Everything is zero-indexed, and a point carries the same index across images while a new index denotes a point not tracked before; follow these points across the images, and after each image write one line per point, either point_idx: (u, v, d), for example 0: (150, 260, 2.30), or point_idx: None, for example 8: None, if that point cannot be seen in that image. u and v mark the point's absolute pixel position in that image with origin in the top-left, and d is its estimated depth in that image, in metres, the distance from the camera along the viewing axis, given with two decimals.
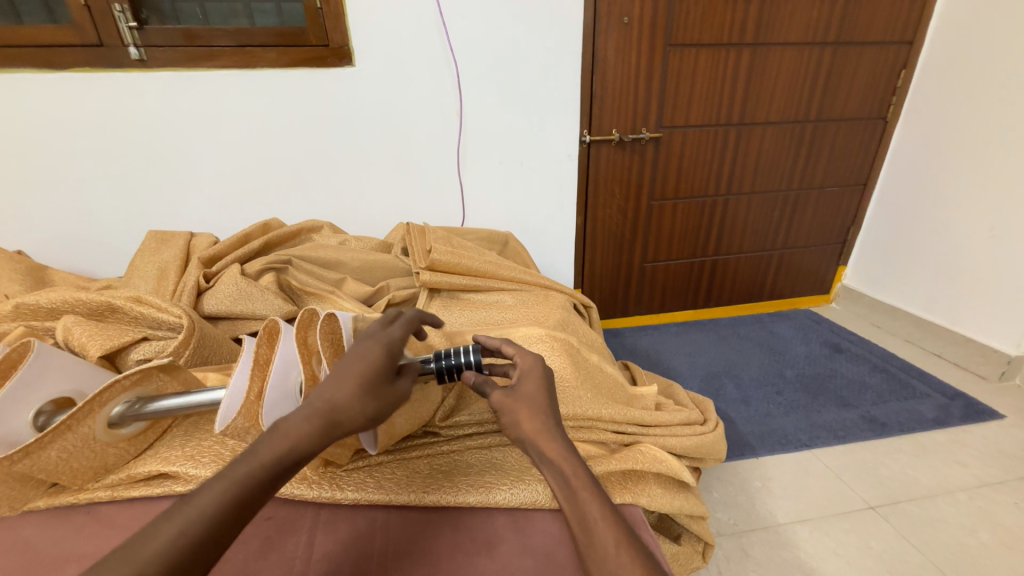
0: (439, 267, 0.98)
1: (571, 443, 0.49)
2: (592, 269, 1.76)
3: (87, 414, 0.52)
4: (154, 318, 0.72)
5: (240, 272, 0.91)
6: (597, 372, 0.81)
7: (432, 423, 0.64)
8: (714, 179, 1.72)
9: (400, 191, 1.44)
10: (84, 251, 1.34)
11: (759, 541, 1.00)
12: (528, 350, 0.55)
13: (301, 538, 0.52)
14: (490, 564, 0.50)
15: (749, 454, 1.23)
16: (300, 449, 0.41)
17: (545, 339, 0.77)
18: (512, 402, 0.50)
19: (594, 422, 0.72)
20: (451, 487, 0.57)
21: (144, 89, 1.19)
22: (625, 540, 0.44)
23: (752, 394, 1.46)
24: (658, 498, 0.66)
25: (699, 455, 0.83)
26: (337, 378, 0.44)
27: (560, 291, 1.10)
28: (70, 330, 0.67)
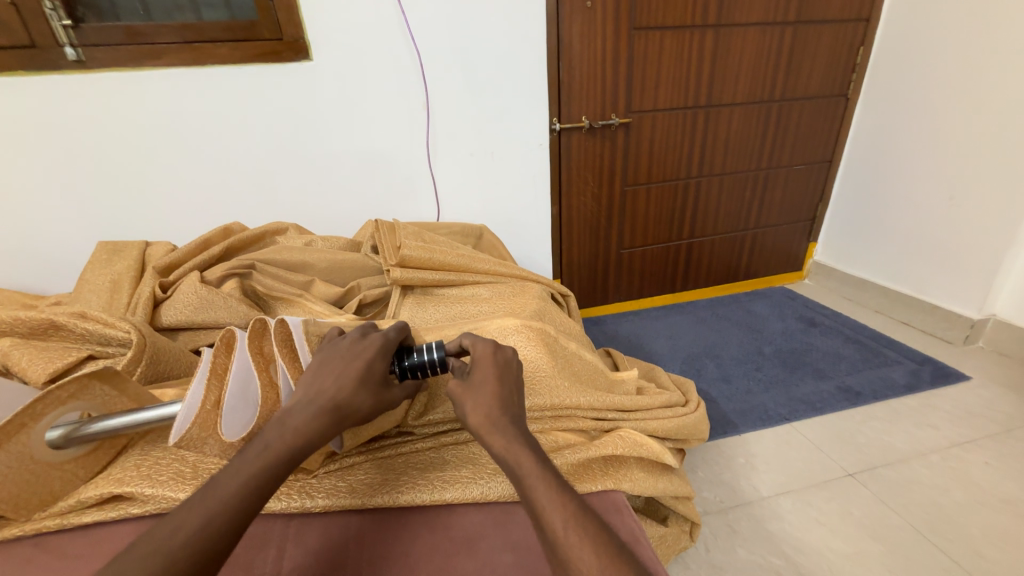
0: (410, 263, 0.95)
1: (519, 430, 0.48)
2: (570, 258, 1.74)
3: (17, 430, 0.50)
4: (102, 335, 0.68)
5: (199, 280, 0.87)
6: (576, 359, 0.80)
7: (405, 423, 0.61)
8: (685, 161, 1.72)
9: (368, 188, 1.40)
10: (27, 269, 1.26)
11: (745, 516, 1.01)
12: (484, 338, 0.55)
13: (269, 552, 0.49)
14: (471, 562, 0.49)
15: (733, 432, 1.24)
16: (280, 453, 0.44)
17: (520, 329, 0.75)
18: (464, 393, 0.50)
19: (573, 410, 0.70)
20: (427, 484, 0.55)
21: (84, 90, 1.12)
22: (575, 520, 0.42)
23: (732, 372, 1.49)
24: (641, 482, 0.65)
25: (682, 437, 0.83)
26: (339, 372, 0.49)
27: (536, 281, 1.09)
28: (8, 354, 0.63)
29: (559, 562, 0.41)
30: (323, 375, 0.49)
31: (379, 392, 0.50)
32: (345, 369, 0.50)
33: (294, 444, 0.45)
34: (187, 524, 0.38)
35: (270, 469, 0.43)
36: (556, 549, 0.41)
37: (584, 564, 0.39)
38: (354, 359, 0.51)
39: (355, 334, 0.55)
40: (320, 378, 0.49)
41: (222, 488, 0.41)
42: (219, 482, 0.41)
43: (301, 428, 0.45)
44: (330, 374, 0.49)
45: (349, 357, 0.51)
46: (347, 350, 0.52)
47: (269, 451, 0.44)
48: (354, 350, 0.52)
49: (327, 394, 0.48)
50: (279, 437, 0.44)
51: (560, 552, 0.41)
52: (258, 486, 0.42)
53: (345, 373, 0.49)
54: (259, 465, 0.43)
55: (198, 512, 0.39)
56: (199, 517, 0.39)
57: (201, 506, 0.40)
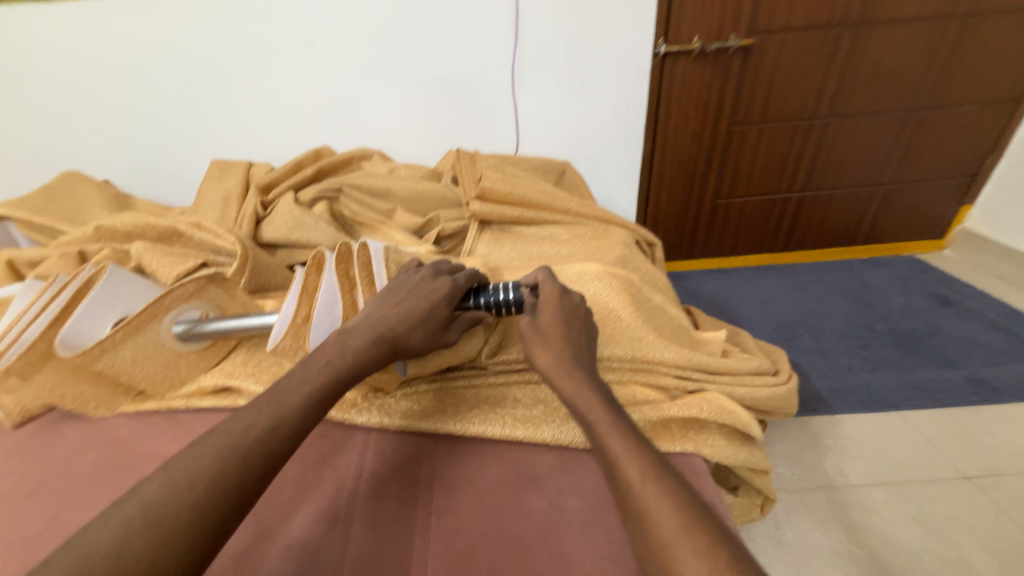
0: (490, 196, 0.92)
1: (592, 379, 0.47)
2: (657, 206, 1.60)
3: (150, 318, 0.57)
4: (214, 244, 0.75)
5: (294, 201, 0.92)
6: (659, 313, 0.73)
7: (478, 358, 0.60)
8: (815, 96, 1.44)
9: (451, 116, 1.35)
10: (160, 183, 1.43)
11: (824, 500, 0.93)
12: (553, 279, 0.54)
13: (352, 456, 0.53)
14: (536, 498, 0.49)
15: (823, 411, 1.12)
16: (333, 376, 0.46)
17: (602, 276, 0.70)
18: (534, 338, 0.50)
19: (655, 365, 0.64)
20: (497, 421, 0.55)
21: (195, 9, 1.16)
22: (654, 473, 0.38)
23: (832, 347, 1.32)
24: (722, 449, 0.60)
25: (769, 409, 0.75)
26: (401, 308, 0.50)
27: (621, 226, 1.01)
28: (141, 255, 0.71)
29: (634, 514, 0.37)
30: (387, 306, 0.51)
31: (436, 335, 0.51)
32: (410, 307, 0.50)
33: (352, 367, 0.47)
34: (247, 420, 0.41)
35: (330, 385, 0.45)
36: (631, 500, 0.38)
37: (661, 519, 0.36)
38: (421, 299, 0.51)
39: (427, 271, 0.55)
40: (384, 310, 0.51)
41: (282, 392, 0.43)
42: (282, 390, 0.44)
43: (358, 354, 0.47)
44: (393, 308, 0.50)
45: (417, 295, 0.51)
46: (417, 287, 0.52)
47: (327, 370, 0.45)
48: (424, 289, 0.52)
49: (387, 326, 0.49)
50: (336, 357, 0.47)
51: (636, 505, 0.37)
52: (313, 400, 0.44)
53: (407, 309, 0.50)
54: (319, 379, 0.45)
55: (263, 413, 0.42)
56: (262, 415, 0.41)
57: (259, 406, 0.42)
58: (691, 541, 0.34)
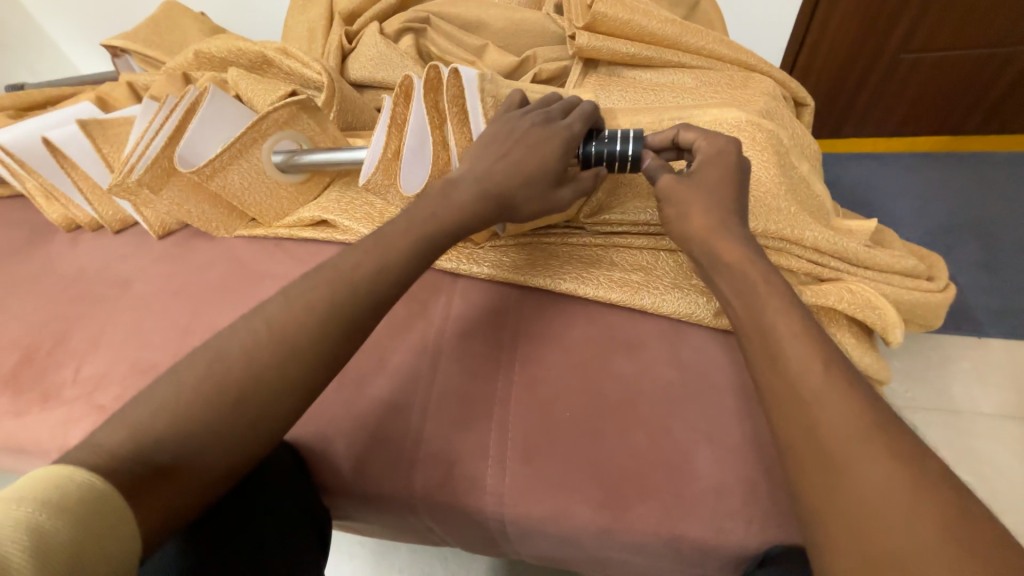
0: (602, 26, 0.74)
1: (756, 248, 0.41)
2: (813, 59, 1.23)
3: (251, 145, 0.58)
4: (303, 75, 0.71)
5: (379, 31, 0.82)
6: (804, 186, 0.59)
7: (576, 217, 0.53)
8: None
9: None
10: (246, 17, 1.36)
11: (938, 423, 0.83)
12: (722, 135, 0.46)
13: (440, 299, 0.53)
14: (627, 363, 0.46)
15: (971, 332, 0.93)
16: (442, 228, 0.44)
17: (743, 127, 0.56)
18: (686, 191, 0.44)
19: (789, 244, 0.52)
20: (591, 280, 0.50)
21: None
22: (834, 363, 0.33)
23: (1008, 261, 1.05)
24: (850, 348, 0.51)
25: (914, 317, 0.63)
26: (510, 160, 0.46)
27: (767, 76, 0.78)
28: (237, 82, 0.70)
29: (791, 402, 0.33)
30: (494, 156, 0.47)
31: (546, 193, 0.47)
32: (519, 159, 0.46)
33: (458, 220, 0.45)
34: (361, 260, 0.41)
35: (439, 236, 0.44)
36: (790, 376, 0.34)
37: (842, 412, 0.31)
38: (532, 150, 0.46)
39: (538, 117, 0.48)
40: (490, 161, 0.46)
41: (389, 237, 0.43)
42: (388, 235, 0.43)
43: (465, 207, 0.45)
44: (501, 161, 0.46)
45: (527, 145, 0.46)
46: (525, 134, 0.47)
47: (433, 220, 0.44)
48: (533, 138, 0.47)
49: (496, 180, 0.46)
50: (445, 208, 0.45)
51: (787, 381, 0.34)
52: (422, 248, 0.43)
53: (518, 163, 0.46)
54: (426, 229, 0.43)
55: (371, 256, 0.41)
56: (373, 258, 0.41)
57: (371, 247, 0.42)
58: (882, 442, 0.29)
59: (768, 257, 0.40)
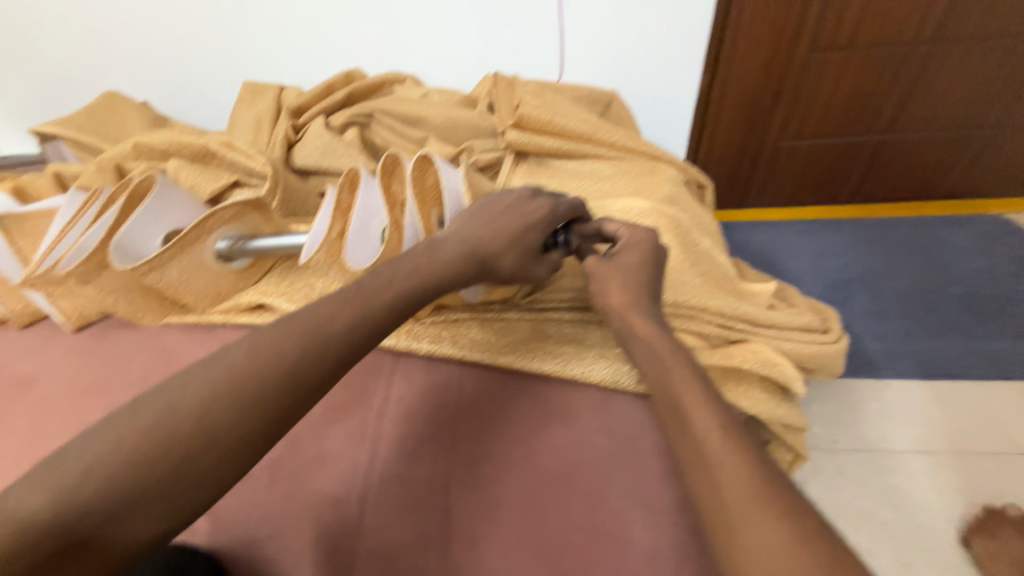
0: (528, 125, 0.85)
1: (665, 324, 0.46)
2: (710, 146, 1.45)
3: (194, 240, 0.57)
4: (246, 166, 0.73)
5: (325, 125, 0.88)
6: (707, 259, 0.68)
7: (513, 297, 0.58)
8: (921, 13, 1.21)
9: (489, 34, 1.23)
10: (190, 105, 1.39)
11: (859, 463, 0.89)
12: (641, 226, 0.52)
13: (380, 380, 0.53)
14: (563, 433, 0.48)
15: (872, 374, 1.05)
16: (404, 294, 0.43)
17: (649, 214, 0.64)
18: (607, 271, 0.49)
19: (698, 312, 0.59)
20: (528, 352, 0.53)
21: None
22: (732, 432, 0.37)
23: (890, 310, 1.21)
24: (761, 403, 0.57)
25: (815, 367, 0.70)
26: (497, 226, 0.48)
27: (670, 164, 0.92)
28: (177, 173, 0.71)
29: (696, 467, 0.36)
30: (481, 222, 0.48)
31: (528, 260, 0.49)
32: (505, 227, 0.48)
33: (439, 276, 0.45)
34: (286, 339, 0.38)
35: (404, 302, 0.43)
36: (696, 447, 0.37)
37: (736, 477, 0.34)
38: (518, 221, 0.49)
39: (526, 190, 0.52)
40: (479, 224, 0.48)
41: (366, 294, 0.42)
42: (314, 311, 0.40)
43: (449, 265, 0.46)
44: (490, 226, 0.48)
45: (516, 215, 0.49)
46: (513, 207, 0.50)
47: (389, 288, 0.43)
48: (522, 210, 0.50)
49: (481, 242, 0.47)
50: (428, 265, 0.45)
51: (695, 451, 0.36)
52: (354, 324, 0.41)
53: (504, 230, 0.48)
54: (402, 285, 0.43)
55: (287, 337, 0.38)
56: (318, 329, 0.39)
57: (303, 324, 0.39)
58: (769, 504, 0.32)
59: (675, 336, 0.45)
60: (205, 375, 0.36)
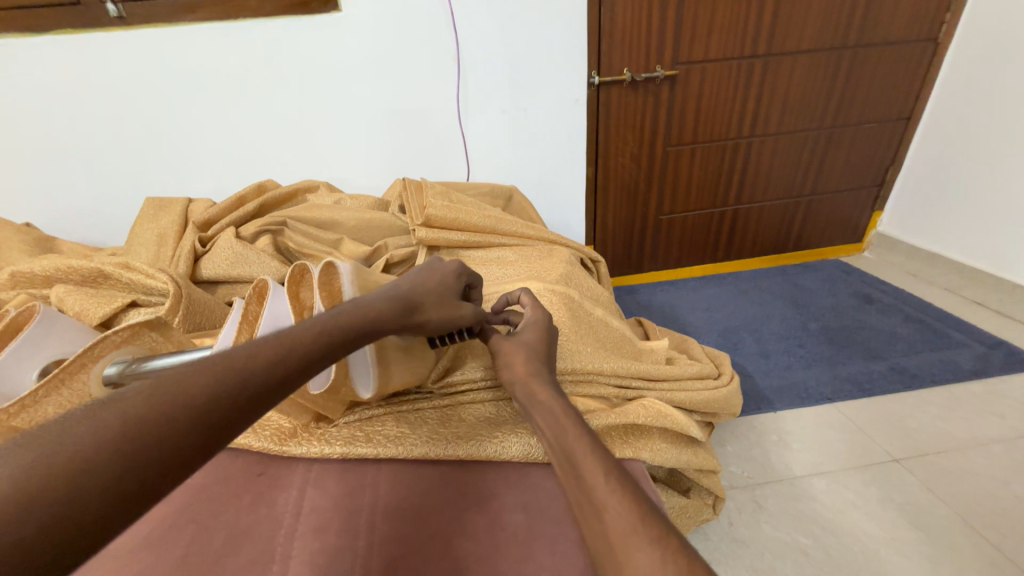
0: (436, 223, 0.94)
1: (561, 390, 0.51)
2: (604, 224, 1.68)
3: (78, 369, 0.53)
4: (145, 284, 0.72)
5: (235, 236, 0.90)
6: (600, 326, 0.78)
7: (426, 383, 0.61)
8: (737, 118, 1.57)
9: (398, 145, 1.37)
10: (86, 223, 1.34)
11: (773, 494, 0.97)
12: (539, 305, 0.61)
13: (292, 493, 0.52)
14: (480, 520, 0.49)
15: (768, 409, 1.19)
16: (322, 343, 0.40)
17: (543, 293, 0.74)
18: (510, 348, 0.55)
19: (596, 376, 0.67)
20: (441, 440, 0.56)
21: (127, 48, 1.15)
22: (614, 472, 0.40)
23: (772, 348, 1.41)
24: (662, 452, 0.64)
25: (712, 410, 0.79)
26: (413, 282, 0.53)
27: (566, 245, 1.05)
28: (62, 299, 0.67)
29: (588, 510, 0.39)
30: (398, 281, 0.53)
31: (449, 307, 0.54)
32: (419, 280, 0.53)
33: (342, 331, 0.42)
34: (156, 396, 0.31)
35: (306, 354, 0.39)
36: (589, 495, 0.39)
37: (619, 512, 0.37)
38: (431, 277, 0.55)
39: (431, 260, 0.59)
40: (397, 283, 0.53)
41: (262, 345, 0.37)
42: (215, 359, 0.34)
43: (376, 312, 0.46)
44: (390, 294, 0.49)
45: (429, 274, 0.55)
46: (424, 270, 0.56)
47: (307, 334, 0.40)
48: (433, 270, 0.56)
49: (401, 293, 0.50)
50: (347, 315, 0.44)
51: (591, 500, 0.39)
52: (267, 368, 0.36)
53: (421, 282, 0.53)
54: (305, 336, 0.39)
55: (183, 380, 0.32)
56: (201, 383, 0.32)
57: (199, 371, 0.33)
58: (645, 530, 0.35)
59: (568, 397, 0.49)
60: (16, 452, 0.26)
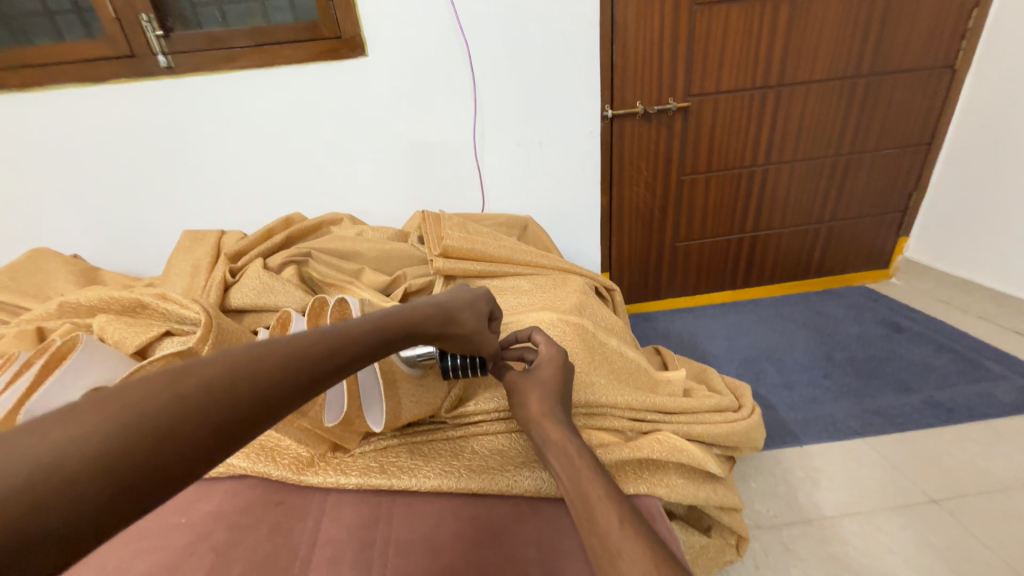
0: (453, 253, 0.97)
1: (575, 431, 0.51)
2: (620, 251, 1.68)
3: None
4: (178, 314, 0.76)
5: (263, 267, 0.95)
6: (615, 357, 0.78)
7: (439, 413, 0.62)
8: (751, 146, 1.59)
9: (418, 177, 1.43)
10: (126, 253, 1.42)
11: (801, 535, 0.93)
12: (555, 344, 0.59)
13: (308, 523, 0.53)
14: (491, 554, 0.49)
15: (793, 442, 1.14)
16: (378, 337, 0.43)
17: (556, 324, 0.75)
18: (525, 384, 0.55)
19: (610, 409, 0.67)
20: (454, 472, 0.56)
21: (174, 94, 1.25)
22: (630, 518, 0.40)
23: (796, 378, 1.36)
24: (678, 489, 0.63)
25: (732, 444, 0.77)
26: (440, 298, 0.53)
27: (580, 274, 1.06)
28: (103, 328, 0.72)
29: (601, 554, 0.38)
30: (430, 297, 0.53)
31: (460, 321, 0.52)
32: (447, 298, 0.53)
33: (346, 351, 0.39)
34: (149, 397, 0.28)
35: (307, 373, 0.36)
36: (604, 541, 0.39)
37: (634, 558, 0.36)
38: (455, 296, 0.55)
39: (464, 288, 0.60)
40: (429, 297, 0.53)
41: (267, 356, 0.34)
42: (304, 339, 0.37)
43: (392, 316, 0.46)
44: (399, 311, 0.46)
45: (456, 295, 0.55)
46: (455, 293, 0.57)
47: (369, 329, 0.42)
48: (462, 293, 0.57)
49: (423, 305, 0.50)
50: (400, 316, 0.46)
51: (606, 546, 0.38)
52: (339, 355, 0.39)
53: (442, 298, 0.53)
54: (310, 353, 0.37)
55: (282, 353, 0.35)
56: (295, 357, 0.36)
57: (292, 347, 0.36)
58: None
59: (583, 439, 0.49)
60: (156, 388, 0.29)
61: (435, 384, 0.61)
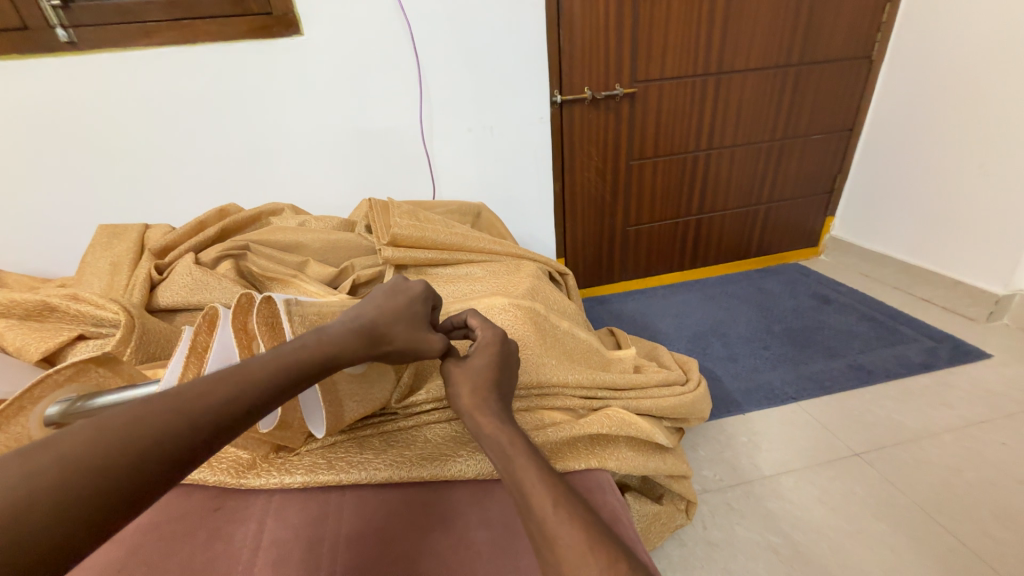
0: (402, 242, 0.94)
1: (509, 418, 0.49)
2: (574, 237, 1.71)
3: (18, 412, 0.47)
4: (93, 316, 0.69)
5: (194, 262, 0.88)
6: (567, 339, 0.79)
7: (390, 405, 0.61)
8: (695, 132, 1.65)
9: (365, 164, 1.37)
10: (29, 252, 1.27)
11: (744, 495, 1.00)
12: (491, 325, 0.58)
13: (250, 526, 0.50)
14: (444, 540, 0.49)
15: (737, 411, 1.22)
16: (332, 354, 0.47)
17: (508, 308, 0.75)
18: (459, 374, 0.53)
19: (562, 389, 0.69)
20: (406, 461, 0.56)
21: (78, 73, 1.12)
22: (563, 499, 0.40)
23: (739, 351, 1.45)
24: (628, 461, 0.65)
25: (680, 416, 0.81)
26: (387, 304, 0.55)
27: (534, 260, 1.07)
28: (3, 335, 0.65)
29: (540, 541, 0.38)
30: (369, 303, 0.54)
31: (415, 332, 0.54)
32: (385, 302, 0.55)
33: (238, 399, 0.39)
34: (118, 431, 0.34)
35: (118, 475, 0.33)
36: (542, 528, 0.39)
37: (571, 541, 0.37)
38: (395, 296, 0.56)
39: (395, 279, 0.61)
40: (370, 304, 0.54)
41: (156, 411, 0.36)
42: (251, 366, 0.42)
43: (339, 338, 0.48)
44: (261, 360, 0.43)
45: (392, 294, 0.57)
46: (393, 289, 0.58)
47: (310, 348, 0.45)
48: (397, 290, 0.58)
49: (365, 317, 0.51)
50: (343, 330, 0.49)
51: (544, 534, 0.38)
52: (286, 373, 0.43)
53: (385, 306, 0.54)
54: (199, 404, 0.37)
55: (227, 383, 0.40)
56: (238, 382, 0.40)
57: (237, 376, 0.40)
58: (595, 559, 0.36)
59: (518, 424, 0.48)
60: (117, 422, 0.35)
61: (381, 376, 0.59)
